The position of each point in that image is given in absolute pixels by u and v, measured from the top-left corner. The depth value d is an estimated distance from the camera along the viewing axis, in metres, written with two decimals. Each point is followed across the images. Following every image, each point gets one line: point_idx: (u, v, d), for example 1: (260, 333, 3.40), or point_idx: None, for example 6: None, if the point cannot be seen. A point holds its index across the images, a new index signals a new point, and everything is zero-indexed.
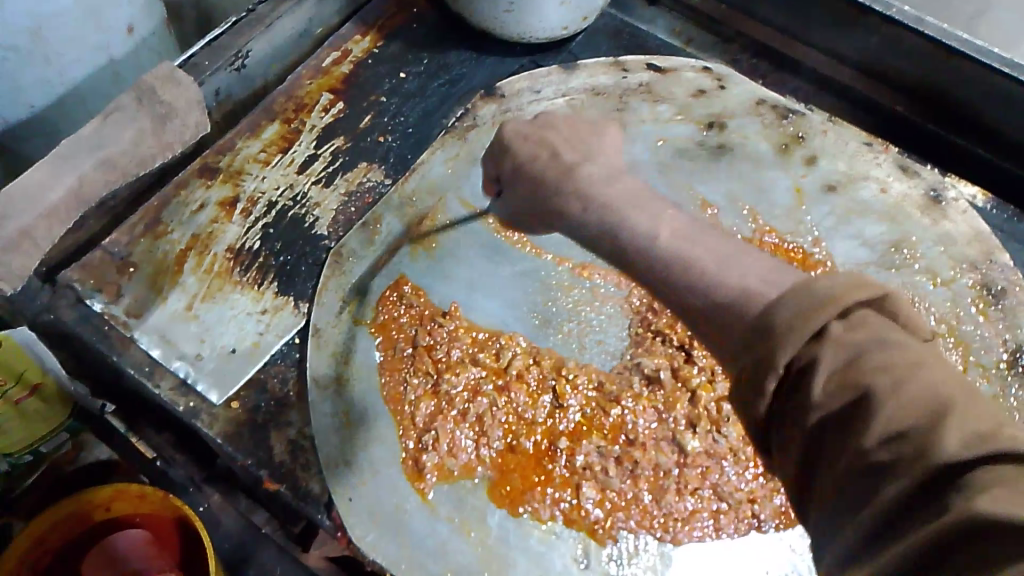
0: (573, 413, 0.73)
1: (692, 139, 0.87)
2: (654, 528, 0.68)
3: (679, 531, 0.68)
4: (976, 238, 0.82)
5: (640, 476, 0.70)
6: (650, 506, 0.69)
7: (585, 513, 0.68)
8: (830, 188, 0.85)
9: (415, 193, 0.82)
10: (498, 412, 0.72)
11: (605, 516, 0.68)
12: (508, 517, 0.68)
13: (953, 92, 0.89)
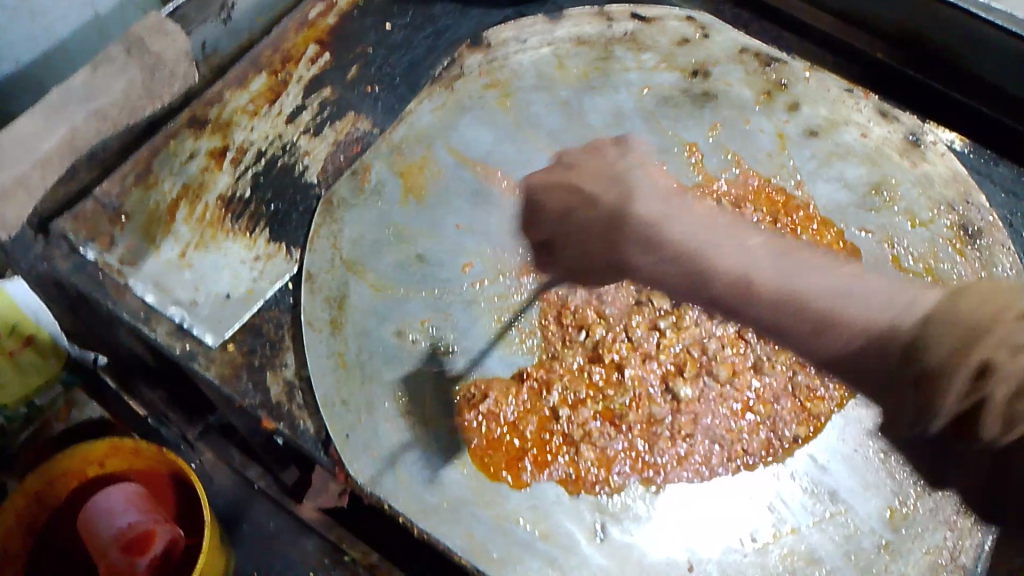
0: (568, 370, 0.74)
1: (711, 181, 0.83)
2: (646, 472, 0.70)
3: (669, 471, 0.70)
4: (955, 179, 0.84)
5: (633, 429, 0.71)
6: (644, 453, 0.70)
7: (583, 476, 0.69)
8: (812, 132, 0.86)
9: (404, 141, 0.83)
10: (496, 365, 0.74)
11: (604, 473, 0.69)
12: (505, 486, 0.68)
13: (931, 38, 0.88)
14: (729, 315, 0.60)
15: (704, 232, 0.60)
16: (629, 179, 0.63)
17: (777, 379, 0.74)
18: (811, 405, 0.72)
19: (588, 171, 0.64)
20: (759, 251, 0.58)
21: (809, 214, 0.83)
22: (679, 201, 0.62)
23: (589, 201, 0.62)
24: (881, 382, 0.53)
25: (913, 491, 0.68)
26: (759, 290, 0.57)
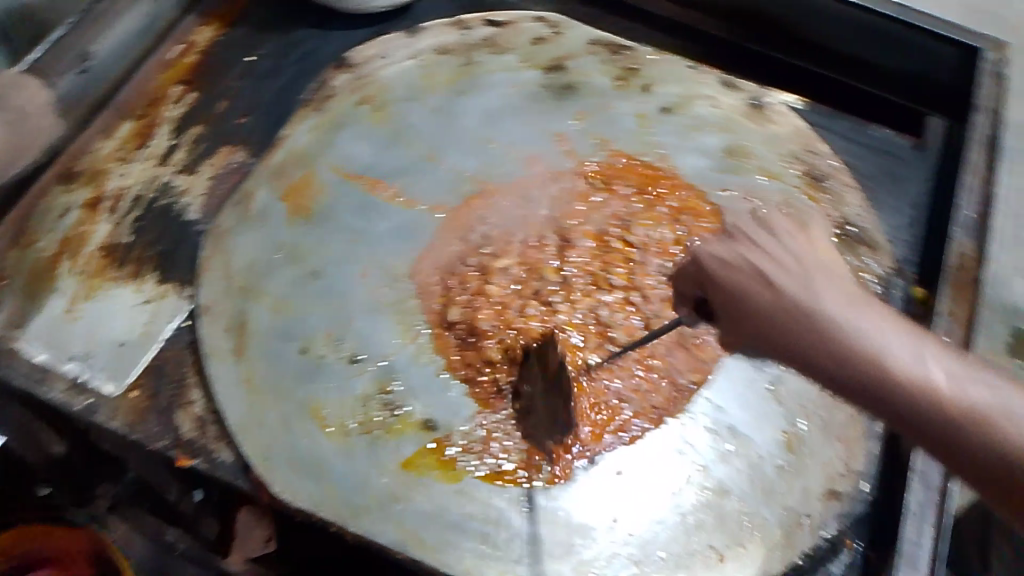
0: (487, 362, 0.74)
1: (799, 259, 0.54)
2: (573, 445, 0.71)
3: (594, 443, 0.71)
4: (798, 134, 0.92)
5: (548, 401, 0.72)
6: (569, 424, 0.71)
7: (512, 459, 0.70)
8: (667, 109, 0.92)
9: (283, 164, 0.85)
10: (409, 366, 0.74)
11: (532, 451, 0.71)
12: (433, 481, 0.69)
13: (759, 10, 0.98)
14: (850, 394, 0.50)
15: (831, 280, 0.53)
16: (809, 263, 0.54)
17: (670, 333, 0.77)
18: (703, 352, 0.76)
19: (773, 247, 0.55)
20: (933, 355, 0.49)
21: (675, 182, 0.87)
22: (819, 274, 0.53)
23: (758, 280, 0.54)
24: (964, 465, 0.47)
25: (802, 414, 0.74)
26: (967, 411, 0.47)
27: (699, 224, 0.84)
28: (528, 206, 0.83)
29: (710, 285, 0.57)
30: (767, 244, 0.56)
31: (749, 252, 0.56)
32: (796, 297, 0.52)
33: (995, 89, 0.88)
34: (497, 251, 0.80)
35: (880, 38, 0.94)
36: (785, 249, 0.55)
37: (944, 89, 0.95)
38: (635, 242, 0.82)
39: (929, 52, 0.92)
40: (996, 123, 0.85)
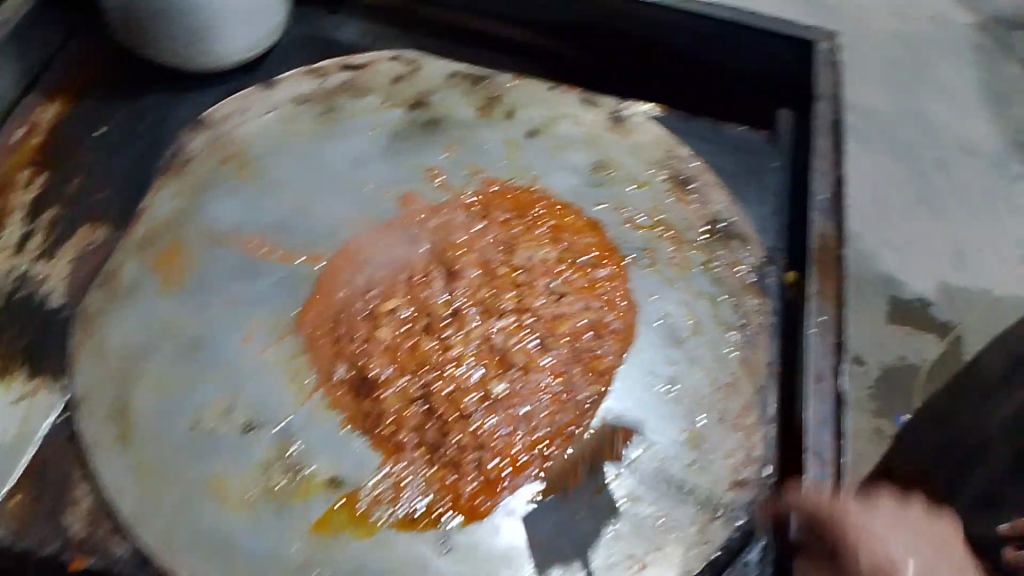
0: (391, 409, 0.73)
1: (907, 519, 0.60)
2: (489, 478, 0.71)
3: (511, 474, 0.71)
4: (661, 141, 0.95)
5: (458, 439, 0.72)
6: (484, 461, 0.71)
7: (428, 503, 0.69)
8: (533, 132, 0.94)
9: (148, 237, 0.81)
10: (309, 424, 0.72)
11: (448, 489, 0.70)
12: (349, 537, 0.67)
13: (611, 28, 1.01)
14: None
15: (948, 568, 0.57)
16: (910, 527, 0.59)
17: (567, 348, 0.78)
18: (599, 362, 0.78)
19: (897, 539, 0.59)
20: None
21: (551, 202, 0.89)
22: (920, 535, 0.59)
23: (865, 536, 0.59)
24: None
25: (699, 410, 0.77)
26: None
27: (578, 239, 0.86)
28: (409, 244, 0.82)
29: (829, 535, 0.61)
30: (890, 538, 0.58)
31: (865, 530, 0.60)
32: (894, 559, 0.58)
33: (832, 76, 0.91)
34: (384, 292, 0.79)
35: (720, 39, 0.98)
36: (905, 535, 0.59)
37: (787, 81, 1.00)
38: (520, 264, 0.82)
39: (767, 48, 0.97)
40: (838, 108, 0.88)
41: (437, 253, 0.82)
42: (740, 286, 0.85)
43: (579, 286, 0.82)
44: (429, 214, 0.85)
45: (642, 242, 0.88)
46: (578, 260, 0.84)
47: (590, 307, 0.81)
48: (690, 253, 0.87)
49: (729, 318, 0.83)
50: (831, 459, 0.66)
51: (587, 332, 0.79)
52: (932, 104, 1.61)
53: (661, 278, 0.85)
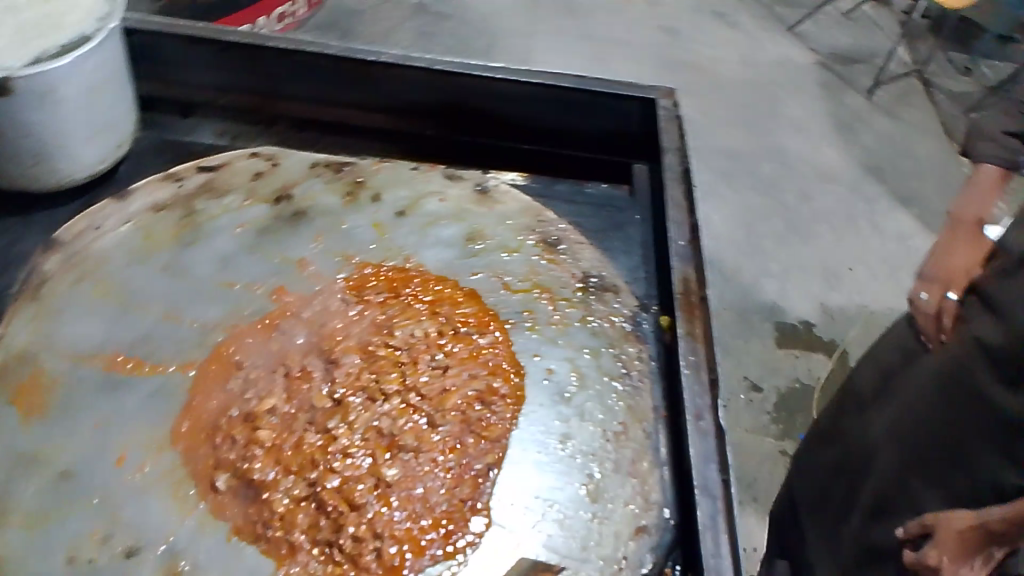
0: (281, 507, 0.71)
1: None
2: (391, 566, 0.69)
3: (413, 558, 0.70)
4: (526, 209, 0.99)
5: (355, 530, 0.70)
6: (384, 549, 0.69)
7: None
8: (400, 213, 0.94)
9: (2, 368, 0.77)
10: (196, 535, 0.69)
11: None
12: None
13: (465, 103, 1.02)
14: None
15: None
16: None
17: (457, 423, 0.77)
18: (490, 431, 0.78)
19: None
20: None
21: (426, 277, 0.89)
22: None
23: None
24: None
25: (594, 463, 0.77)
26: None
27: (457, 311, 0.87)
28: (284, 338, 0.81)
29: None
30: None
31: None
32: None
33: (676, 129, 0.97)
34: (261, 391, 0.77)
35: (570, 106, 1.01)
36: None
37: (637, 138, 1.04)
38: (399, 344, 0.82)
39: (615, 110, 1.01)
40: (684, 159, 0.93)
41: (315, 344, 0.81)
42: (618, 336, 0.88)
43: (462, 358, 0.83)
44: (303, 304, 0.84)
45: (519, 305, 0.89)
46: (458, 331, 0.85)
47: (476, 377, 0.81)
48: (567, 310, 0.89)
49: (611, 369, 0.85)
50: (720, 493, 0.67)
51: (474, 402, 0.79)
52: (760, 237, 1.94)
53: (542, 338, 0.87)
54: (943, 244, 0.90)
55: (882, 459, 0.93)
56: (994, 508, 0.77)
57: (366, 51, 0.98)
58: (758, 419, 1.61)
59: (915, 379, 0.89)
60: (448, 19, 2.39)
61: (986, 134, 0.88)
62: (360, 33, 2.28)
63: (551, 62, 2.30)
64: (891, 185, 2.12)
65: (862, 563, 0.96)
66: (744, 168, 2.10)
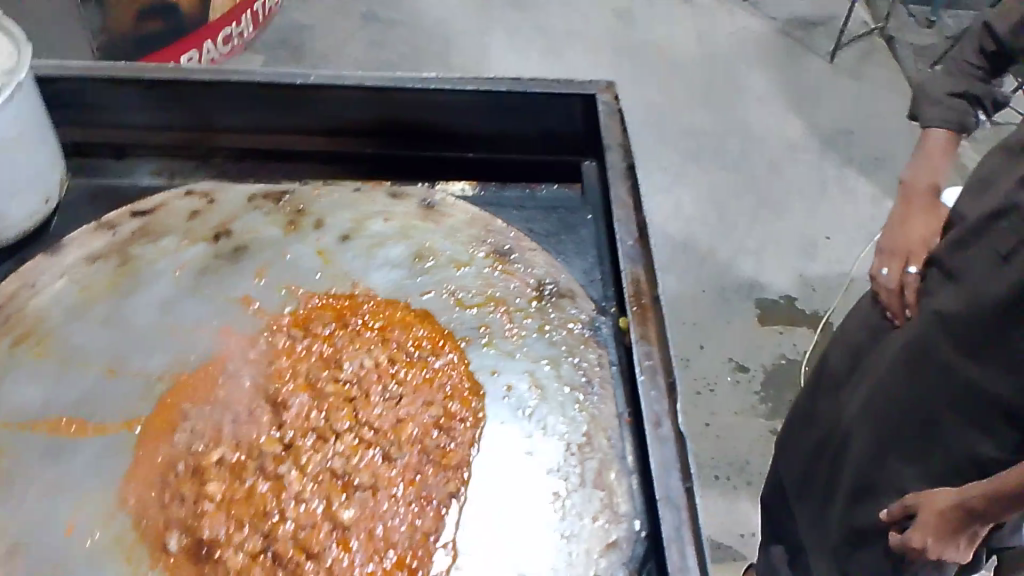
0: (236, 562, 0.68)
1: None
2: None
3: None
4: (475, 219, 0.96)
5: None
6: None
7: None
8: (345, 237, 0.92)
9: None
10: None
11: None
12: None
13: (402, 118, 1.00)
14: None
15: None
16: None
17: (414, 454, 0.75)
18: (450, 458, 0.75)
19: None
20: None
21: (374, 302, 0.87)
22: None
23: None
24: None
25: (559, 479, 0.75)
26: None
27: (409, 335, 0.84)
28: (230, 383, 0.79)
29: None
30: None
31: None
32: None
33: (617, 125, 0.94)
34: (209, 441, 0.75)
35: (509, 109, 0.99)
36: None
37: (583, 135, 1.02)
38: (347, 378, 0.80)
39: (556, 109, 0.99)
40: (628, 155, 0.90)
41: (263, 386, 0.79)
42: (576, 342, 0.85)
43: (417, 385, 0.81)
44: (250, 344, 0.82)
45: (474, 321, 0.87)
46: (410, 356, 0.83)
47: (431, 403, 0.79)
48: (524, 321, 0.87)
49: (571, 378, 0.82)
50: (684, 503, 0.65)
51: (431, 431, 0.77)
52: (735, 213, 1.92)
53: (499, 352, 0.84)
54: (898, 215, 0.88)
55: (858, 440, 0.90)
56: (974, 485, 0.76)
57: (292, 74, 0.95)
58: (745, 399, 1.59)
59: (884, 357, 0.87)
60: (399, 25, 2.37)
61: (931, 97, 0.86)
62: (311, 49, 2.25)
63: (506, 60, 2.28)
64: (861, 148, 2.10)
65: (851, 546, 0.94)
66: (710, 146, 2.08)
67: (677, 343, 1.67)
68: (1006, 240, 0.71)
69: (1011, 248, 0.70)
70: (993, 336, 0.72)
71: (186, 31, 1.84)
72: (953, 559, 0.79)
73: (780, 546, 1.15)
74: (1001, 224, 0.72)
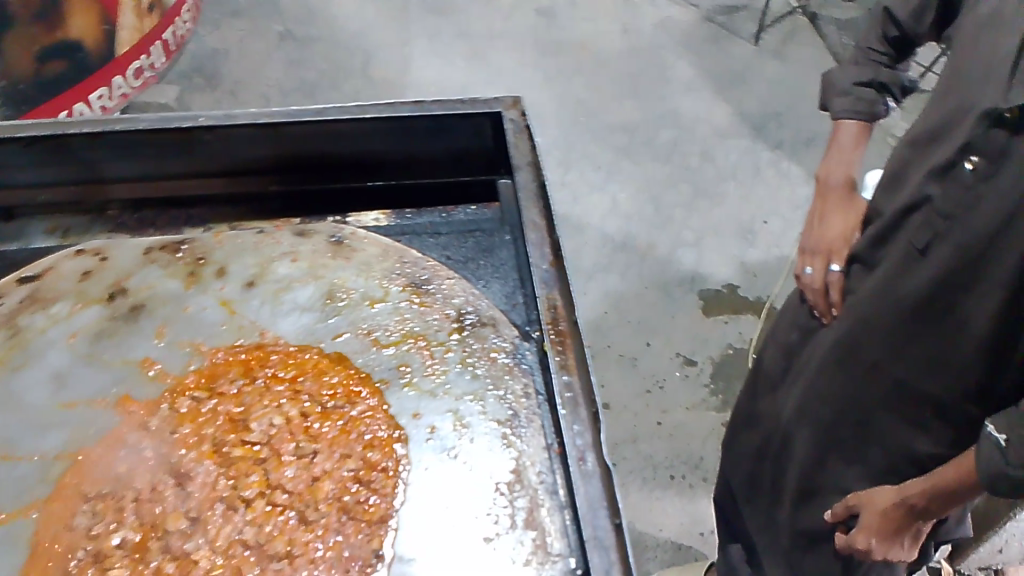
0: None
1: None
2: None
3: None
4: (388, 252, 0.91)
5: None
6: None
7: None
8: (249, 284, 0.87)
9: None
10: None
11: None
12: None
13: (303, 151, 0.95)
14: None
15: None
16: None
17: (333, 513, 0.73)
18: (371, 513, 0.73)
19: None
20: None
21: (284, 351, 0.83)
22: None
23: None
24: None
25: (490, 522, 0.71)
26: None
27: (322, 383, 0.81)
28: (133, 457, 0.74)
29: None
30: None
31: None
32: None
33: (526, 142, 0.90)
34: (113, 524, 0.70)
35: (414, 133, 0.95)
36: None
37: (494, 154, 0.98)
38: (256, 440, 0.76)
39: (463, 130, 0.95)
40: (538, 173, 0.87)
41: (169, 457, 0.75)
42: (498, 371, 0.81)
43: (332, 438, 0.78)
44: (152, 412, 0.78)
45: (392, 360, 0.82)
46: (323, 407, 0.79)
47: (349, 455, 0.76)
48: (444, 355, 0.83)
49: (495, 413, 0.78)
50: (613, 543, 0.62)
51: (349, 487, 0.75)
52: (672, 206, 1.91)
53: (420, 393, 0.80)
54: (818, 213, 0.87)
55: (800, 441, 0.88)
56: (911, 482, 0.74)
57: (180, 118, 0.90)
58: (695, 393, 1.58)
59: (816, 353, 0.84)
60: (317, 41, 2.31)
61: (837, 88, 0.84)
62: (228, 74, 2.18)
63: (430, 68, 2.24)
64: (791, 128, 2.10)
65: (802, 547, 0.93)
66: (642, 139, 2.06)
67: (623, 343, 1.65)
68: (921, 234, 0.68)
69: (927, 242, 0.67)
70: (917, 333, 0.70)
71: (92, 68, 1.77)
72: (898, 557, 0.78)
73: (738, 545, 1.12)
74: (915, 218, 0.70)
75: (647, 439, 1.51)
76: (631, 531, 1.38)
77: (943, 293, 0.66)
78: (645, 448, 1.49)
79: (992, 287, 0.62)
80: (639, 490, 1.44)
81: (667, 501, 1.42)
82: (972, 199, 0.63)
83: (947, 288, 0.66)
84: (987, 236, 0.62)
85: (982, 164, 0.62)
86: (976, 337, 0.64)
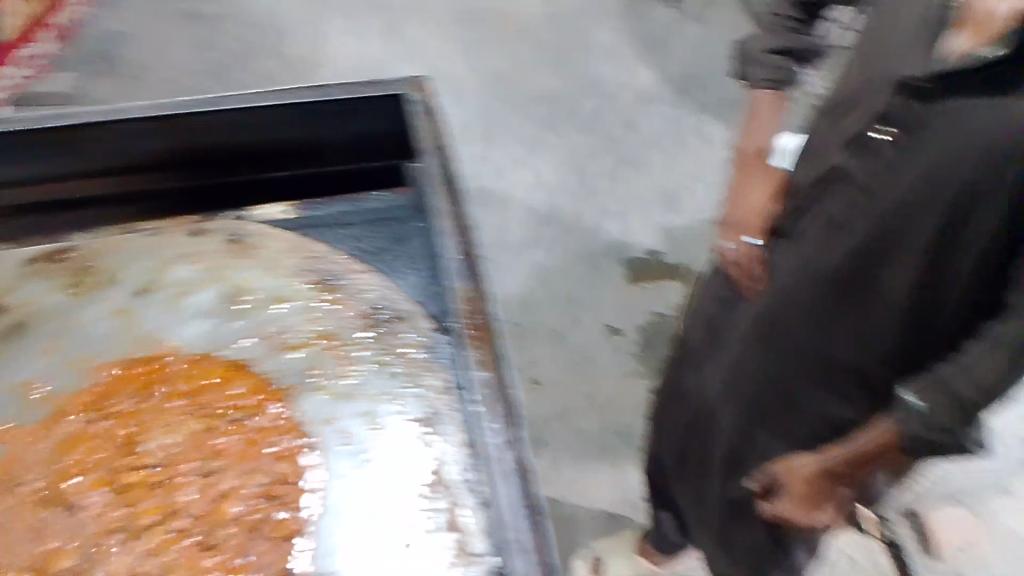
0: None
1: None
2: None
3: None
4: (295, 247, 0.89)
5: None
6: None
7: None
8: (144, 291, 0.83)
9: None
10: None
11: None
12: None
13: (200, 145, 0.91)
14: None
15: None
16: None
17: (242, 532, 0.69)
18: (283, 529, 0.70)
19: None
20: None
21: (185, 363, 0.79)
22: None
23: None
24: None
25: (412, 527, 0.69)
26: None
27: (225, 395, 0.77)
28: (20, 487, 0.70)
29: None
30: None
31: None
32: None
33: (431, 125, 0.88)
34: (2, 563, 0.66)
35: (321, 119, 0.92)
36: None
37: (404, 140, 0.96)
38: (154, 461, 0.72)
39: (367, 116, 0.93)
40: (444, 159, 0.85)
41: (57, 487, 0.70)
42: (416, 370, 0.79)
43: (240, 452, 0.74)
44: (39, 438, 0.72)
45: (303, 363, 0.79)
46: (228, 420, 0.76)
47: (256, 470, 0.73)
48: (359, 354, 0.80)
49: (413, 412, 0.76)
50: (534, 544, 0.62)
51: (259, 503, 0.71)
52: (598, 176, 1.89)
53: (333, 397, 0.77)
54: (737, 186, 0.86)
55: (725, 416, 0.87)
56: (831, 448, 0.73)
57: (62, 117, 0.86)
58: (623, 362, 1.58)
59: (738, 330, 0.84)
60: (223, 20, 2.20)
61: (750, 57, 0.81)
62: (127, 58, 2.07)
63: (344, 44, 2.16)
64: (712, 93, 2.10)
65: (731, 519, 0.93)
66: (564, 109, 2.03)
67: (553, 319, 1.63)
68: (837, 206, 0.67)
69: (844, 215, 0.67)
70: (834, 305, 0.69)
71: None
72: (823, 523, 0.78)
73: (666, 512, 1.12)
74: (831, 191, 0.69)
75: (580, 413, 1.50)
76: (564, 507, 1.38)
77: (857, 264, 0.66)
78: (579, 422, 1.49)
79: (907, 257, 0.62)
80: (570, 465, 1.43)
81: (602, 473, 1.42)
82: (886, 171, 0.62)
83: (862, 261, 0.65)
84: (901, 206, 0.61)
85: (903, 136, 0.61)
86: (893, 308, 0.65)
